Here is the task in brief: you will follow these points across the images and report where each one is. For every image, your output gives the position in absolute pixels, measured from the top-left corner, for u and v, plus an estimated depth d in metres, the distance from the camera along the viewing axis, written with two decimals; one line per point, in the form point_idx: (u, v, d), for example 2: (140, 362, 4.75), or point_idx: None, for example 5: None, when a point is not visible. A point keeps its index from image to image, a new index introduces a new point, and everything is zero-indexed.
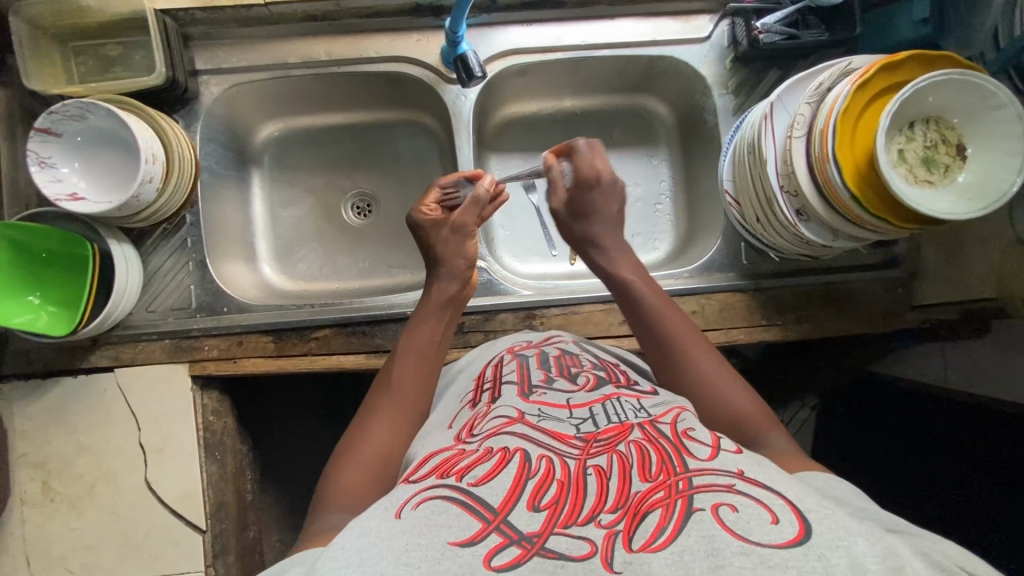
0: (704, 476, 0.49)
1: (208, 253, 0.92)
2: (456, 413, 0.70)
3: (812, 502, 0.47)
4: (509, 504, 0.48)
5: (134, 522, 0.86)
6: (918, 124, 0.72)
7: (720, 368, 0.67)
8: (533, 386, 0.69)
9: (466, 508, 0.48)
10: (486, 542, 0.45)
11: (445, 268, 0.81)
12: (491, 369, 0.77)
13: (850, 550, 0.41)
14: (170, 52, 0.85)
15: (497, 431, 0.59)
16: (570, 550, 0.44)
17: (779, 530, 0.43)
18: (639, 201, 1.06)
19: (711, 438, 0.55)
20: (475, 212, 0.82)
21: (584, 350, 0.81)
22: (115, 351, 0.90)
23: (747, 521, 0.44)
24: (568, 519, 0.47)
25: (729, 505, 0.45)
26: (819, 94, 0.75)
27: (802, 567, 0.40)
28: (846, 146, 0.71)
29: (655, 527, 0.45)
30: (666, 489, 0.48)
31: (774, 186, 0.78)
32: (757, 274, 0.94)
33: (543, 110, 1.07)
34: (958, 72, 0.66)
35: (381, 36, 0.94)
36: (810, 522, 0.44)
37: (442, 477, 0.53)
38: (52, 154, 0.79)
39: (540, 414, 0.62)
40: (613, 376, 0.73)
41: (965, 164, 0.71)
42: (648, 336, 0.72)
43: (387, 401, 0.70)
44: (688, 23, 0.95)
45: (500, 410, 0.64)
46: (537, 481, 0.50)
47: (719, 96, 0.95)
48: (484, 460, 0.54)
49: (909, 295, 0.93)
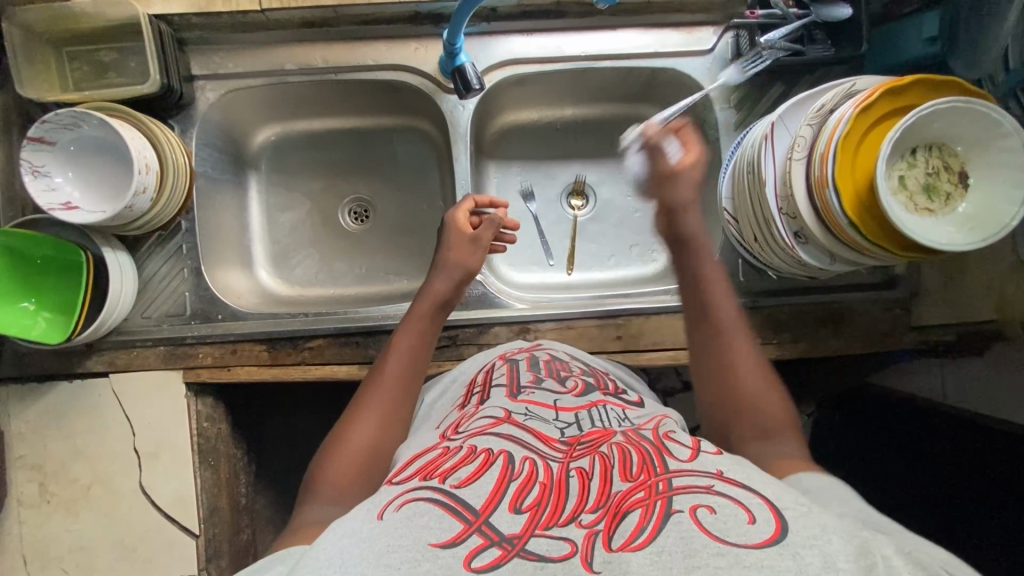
0: (684, 476, 0.49)
1: (203, 260, 0.92)
2: (445, 415, 0.71)
3: (790, 500, 0.47)
4: (490, 506, 0.48)
5: (129, 526, 0.87)
6: (920, 150, 0.71)
7: (757, 365, 0.67)
8: (521, 386, 0.71)
9: (448, 510, 0.48)
10: (466, 543, 0.45)
11: (445, 270, 0.82)
12: (481, 374, 0.77)
13: (823, 549, 0.42)
14: (165, 58, 0.84)
15: (482, 431, 0.60)
16: (550, 552, 0.44)
17: (755, 530, 0.44)
18: (638, 212, 1.06)
19: (692, 441, 0.57)
20: (492, 230, 0.84)
21: (574, 358, 0.81)
22: (111, 356, 0.90)
23: (725, 522, 0.44)
24: (549, 520, 0.47)
25: (707, 507, 0.46)
26: (821, 116, 0.74)
27: (775, 567, 0.40)
28: (846, 168, 0.70)
29: (636, 527, 0.45)
30: (646, 490, 0.48)
31: (772, 208, 0.77)
32: (755, 292, 0.93)
33: (543, 118, 1.06)
34: (963, 100, 0.65)
35: (380, 44, 0.92)
36: (787, 521, 0.44)
37: (425, 479, 0.53)
38: (45, 162, 0.79)
39: (526, 413, 0.64)
40: (602, 383, 0.74)
41: (966, 193, 0.69)
42: (694, 312, 0.71)
43: (374, 395, 0.70)
44: (691, 35, 0.93)
45: (488, 410, 0.65)
46: (520, 484, 0.50)
47: (721, 110, 0.94)
48: (468, 461, 0.54)
49: (908, 316, 0.92)
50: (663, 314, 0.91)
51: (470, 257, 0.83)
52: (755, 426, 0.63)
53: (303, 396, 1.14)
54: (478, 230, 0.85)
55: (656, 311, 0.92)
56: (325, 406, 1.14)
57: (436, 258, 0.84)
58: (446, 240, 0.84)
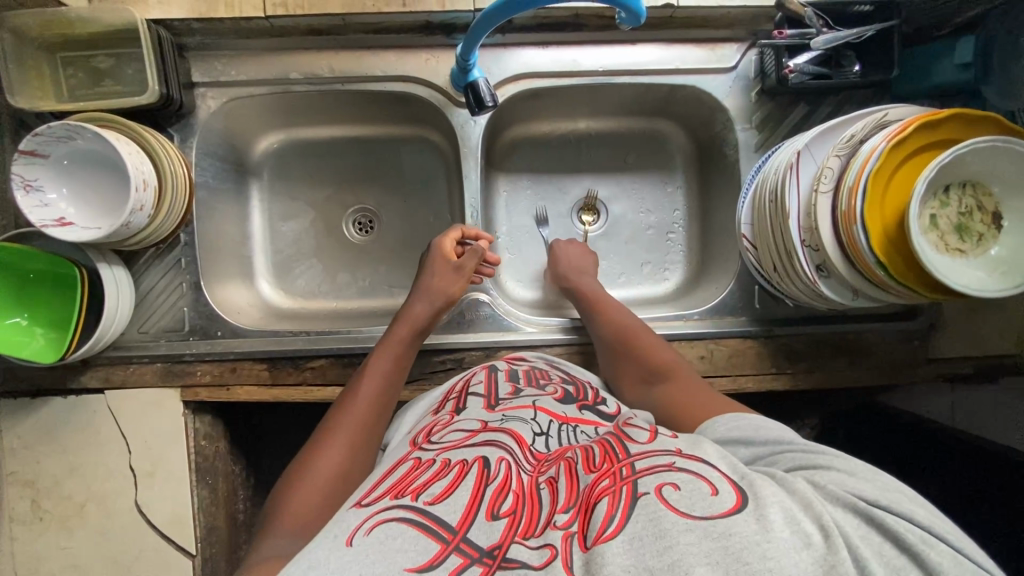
0: (645, 459, 0.49)
1: (203, 274, 0.89)
2: (418, 421, 0.71)
3: (742, 469, 0.48)
4: (467, 520, 0.46)
5: (124, 545, 0.85)
6: (953, 188, 0.68)
7: (642, 331, 0.81)
8: (500, 398, 0.68)
9: (423, 530, 0.45)
10: (445, 565, 0.43)
11: (422, 295, 0.82)
12: (461, 381, 0.75)
13: (782, 504, 0.43)
14: (165, 66, 0.80)
15: (458, 443, 0.58)
16: (531, 560, 0.42)
17: (719, 501, 0.43)
18: (650, 229, 1.03)
19: (650, 425, 0.57)
20: (474, 263, 0.85)
21: (554, 367, 0.79)
22: (106, 372, 0.88)
23: (690, 497, 0.43)
24: (526, 531, 0.45)
25: (672, 484, 0.45)
26: (851, 146, 0.71)
27: (744, 533, 0.40)
28: (876, 206, 0.67)
29: (605, 516, 0.43)
30: (611, 477, 0.47)
31: (795, 240, 0.74)
32: (769, 320, 0.90)
33: (556, 130, 1.03)
34: (1002, 139, 0.62)
35: (389, 54, 0.89)
36: (746, 489, 0.44)
37: (397, 498, 0.50)
38: (38, 176, 0.75)
39: (503, 418, 0.62)
40: (581, 393, 0.72)
41: (1000, 236, 0.66)
42: (580, 304, 0.88)
43: (345, 421, 0.68)
44: (713, 51, 0.89)
45: (462, 422, 0.63)
46: (495, 489, 0.49)
47: (742, 130, 0.90)
48: (442, 475, 0.52)
49: (926, 348, 0.90)
50: (675, 341, 0.89)
51: (451, 285, 0.83)
52: (654, 380, 0.73)
53: (303, 408, 1.12)
54: (461, 259, 0.85)
55: (668, 337, 0.89)
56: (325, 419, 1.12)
57: (417, 283, 0.85)
58: (430, 269, 0.85)
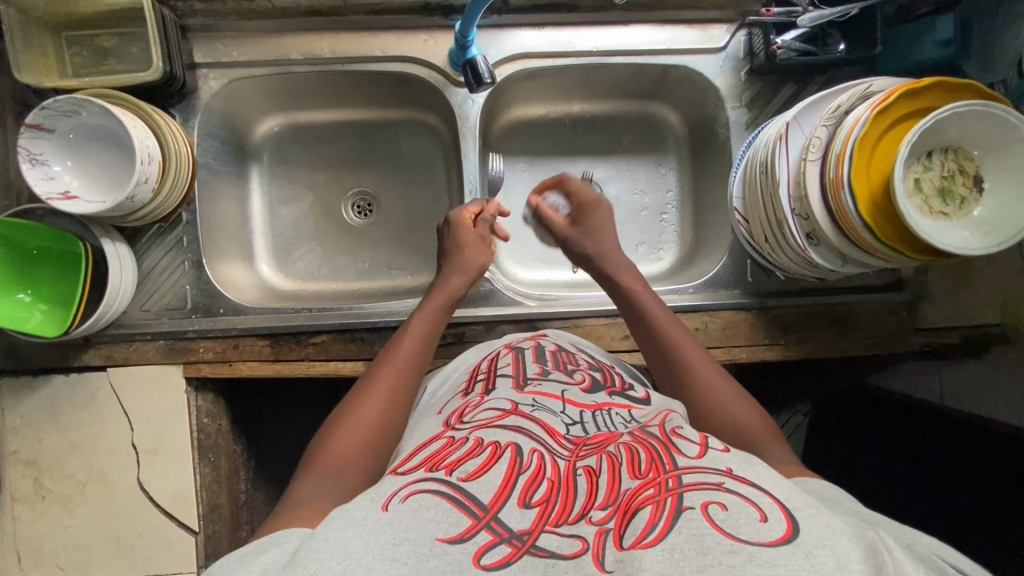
0: (693, 474, 0.48)
1: (204, 253, 0.90)
2: (449, 400, 0.71)
3: (798, 500, 0.47)
4: (500, 500, 0.47)
5: (127, 523, 0.85)
6: (935, 154, 0.71)
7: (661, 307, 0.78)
8: (528, 377, 0.70)
9: (455, 504, 0.47)
10: (475, 539, 0.44)
11: (457, 268, 0.83)
12: (486, 361, 0.76)
13: (835, 549, 0.42)
14: (169, 44, 0.82)
15: (489, 423, 0.59)
16: (561, 549, 0.43)
17: (767, 528, 0.43)
18: (645, 209, 1.05)
19: (699, 437, 0.56)
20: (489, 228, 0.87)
21: (581, 350, 0.80)
22: (108, 350, 0.88)
23: (738, 520, 0.44)
24: (559, 517, 0.46)
25: (718, 504, 0.45)
26: (837, 117, 0.74)
27: (790, 566, 0.40)
28: (862, 172, 0.70)
29: (646, 524, 0.44)
30: (656, 487, 0.47)
31: (785, 208, 0.76)
32: (763, 293, 0.92)
33: (551, 113, 1.05)
34: (979, 103, 0.64)
35: (389, 35, 0.91)
36: (798, 521, 0.44)
37: (431, 470, 0.51)
38: (43, 150, 0.76)
39: (533, 405, 0.63)
40: (609, 380, 0.73)
41: (981, 198, 0.69)
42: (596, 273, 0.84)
43: (383, 375, 0.69)
44: (704, 32, 0.92)
45: (493, 401, 0.64)
46: (528, 478, 0.49)
47: (732, 109, 0.93)
48: (475, 454, 0.53)
49: (913, 317, 0.92)
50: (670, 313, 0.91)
51: (480, 255, 0.84)
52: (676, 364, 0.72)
53: (301, 392, 1.12)
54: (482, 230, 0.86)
55: None
56: (324, 403, 1.12)
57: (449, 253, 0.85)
58: (463, 241, 0.85)
